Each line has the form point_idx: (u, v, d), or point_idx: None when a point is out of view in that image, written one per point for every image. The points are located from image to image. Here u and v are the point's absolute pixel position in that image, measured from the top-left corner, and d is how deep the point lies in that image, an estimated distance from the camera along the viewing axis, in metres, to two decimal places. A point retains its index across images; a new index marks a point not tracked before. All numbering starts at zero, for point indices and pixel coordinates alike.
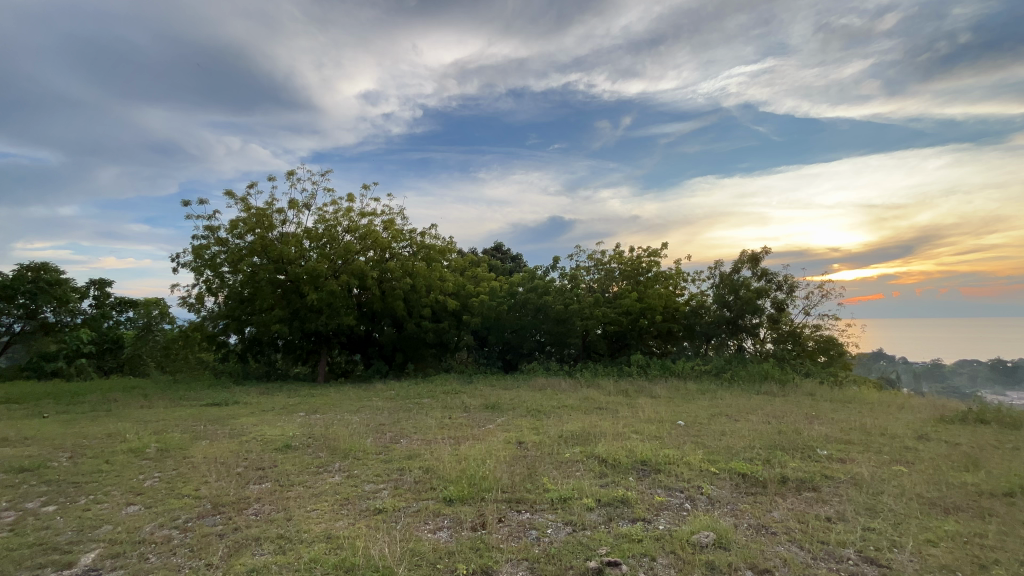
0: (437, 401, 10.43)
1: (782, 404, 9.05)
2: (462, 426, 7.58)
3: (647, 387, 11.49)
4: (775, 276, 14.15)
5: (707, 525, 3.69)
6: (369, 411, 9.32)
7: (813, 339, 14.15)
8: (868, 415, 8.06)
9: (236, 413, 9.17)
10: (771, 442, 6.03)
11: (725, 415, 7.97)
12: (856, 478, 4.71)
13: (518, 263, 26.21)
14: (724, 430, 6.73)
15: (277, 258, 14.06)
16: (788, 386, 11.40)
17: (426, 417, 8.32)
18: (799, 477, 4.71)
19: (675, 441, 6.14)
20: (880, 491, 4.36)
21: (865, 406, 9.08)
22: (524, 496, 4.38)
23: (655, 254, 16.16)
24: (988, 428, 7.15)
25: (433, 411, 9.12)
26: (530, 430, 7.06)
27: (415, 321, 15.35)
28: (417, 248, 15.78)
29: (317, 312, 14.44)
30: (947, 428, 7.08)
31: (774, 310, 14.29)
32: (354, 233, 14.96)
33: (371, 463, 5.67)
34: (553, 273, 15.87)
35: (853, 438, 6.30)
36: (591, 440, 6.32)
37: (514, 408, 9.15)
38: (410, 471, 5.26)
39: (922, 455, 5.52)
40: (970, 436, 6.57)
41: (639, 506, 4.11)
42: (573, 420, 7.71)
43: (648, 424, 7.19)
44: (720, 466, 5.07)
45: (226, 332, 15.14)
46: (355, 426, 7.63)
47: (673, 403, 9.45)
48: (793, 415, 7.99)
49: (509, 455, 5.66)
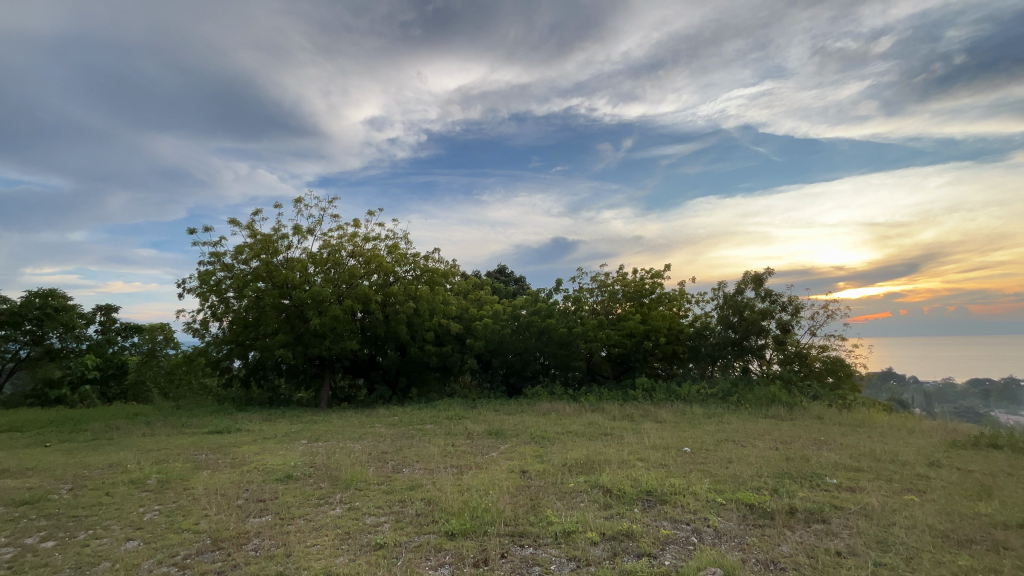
0: (440, 427, 10.36)
1: (790, 429, 8.91)
2: (464, 454, 7.52)
3: (652, 412, 11.35)
4: (779, 297, 14.11)
5: (715, 560, 3.61)
6: (372, 438, 9.27)
7: (820, 359, 14.03)
8: (878, 440, 7.94)
9: (239, 440, 9.15)
10: (779, 470, 5.94)
11: (731, 441, 7.88)
12: (866, 509, 4.62)
13: (521, 286, 26.27)
14: (732, 457, 6.65)
15: (282, 283, 14.13)
16: (796, 410, 11.23)
17: (428, 445, 8.26)
18: (808, 508, 4.61)
19: (681, 469, 6.06)
20: (892, 523, 4.26)
21: (875, 430, 8.93)
22: (527, 529, 4.31)
23: (659, 275, 16.21)
24: (1001, 453, 7.00)
25: (436, 438, 9.04)
26: (533, 459, 6.98)
27: (418, 345, 15.29)
28: (420, 271, 15.90)
29: (321, 336, 14.45)
30: (959, 453, 6.93)
31: (780, 331, 14.20)
32: (359, 258, 15.14)
33: (372, 494, 5.60)
34: (556, 295, 15.90)
35: (862, 465, 6.20)
36: (596, 469, 6.23)
37: (518, 434, 9.08)
38: (412, 503, 5.19)
39: (934, 483, 5.41)
40: (983, 463, 6.44)
41: (644, 539, 4.03)
42: (577, 447, 7.62)
43: (654, 451, 7.10)
44: (726, 496, 4.99)
45: (230, 357, 15.14)
46: (358, 455, 7.58)
47: (679, 428, 9.32)
48: (801, 440, 7.89)
49: (513, 485, 5.59)
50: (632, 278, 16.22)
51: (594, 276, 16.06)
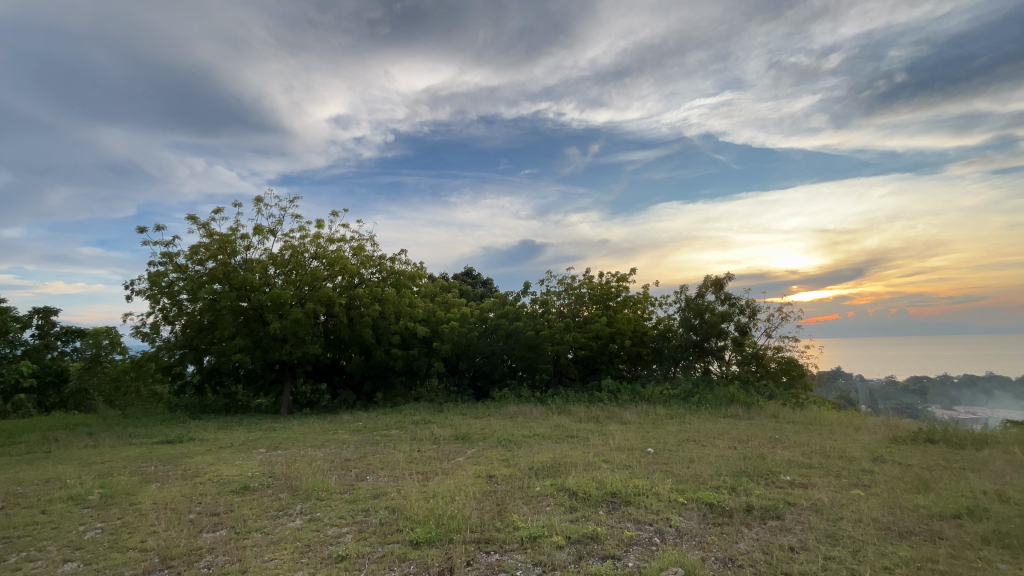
0: (405, 432, 10.19)
1: (748, 428, 9.25)
2: (430, 460, 7.43)
3: (617, 413, 11.55)
4: (738, 300, 14.63)
5: (676, 560, 3.69)
6: (334, 445, 9.02)
7: (775, 360, 14.62)
8: (829, 437, 8.34)
9: (192, 450, 8.73)
10: (738, 469, 6.15)
11: (693, 441, 8.10)
12: (817, 504, 4.83)
13: (488, 288, 26.36)
14: (692, 457, 6.86)
15: (240, 285, 13.60)
16: (753, 409, 11.69)
17: (393, 451, 8.09)
18: (764, 505, 4.79)
19: (645, 470, 6.19)
20: (840, 517, 4.49)
21: (825, 428, 9.37)
22: (493, 535, 4.29)
23: (624, 279, 16.53)
24: (937, 447, 7.49)
25: (400, 444, 8.89)
26: (500, 463, 6.96)
27: (384, 348, 15.00)
28: (386, 274, 15.67)
29: (281, 340, 13.97)
30: (900, 449, 7.36)
31: (738, 333, 14.71)
32: (322, 259, 14.73)
33: (335, 504, 5.45)
34: (524, 298, 15.96)
35: (814, 461, 6.50)
36: (562, 472, 6.25)
37: (484, 438, 9.04)
38: (376, 512, 5.08)
39: (878, 478, 5.74)
40: (921, 457, 6.87)
41: (608, 541, 4.09)
42: (543, 450, 7.66)
43: (619, 453, 7.23)
44: (688, 496, 5.11)
45: (183, 362, 14.47)
46: (319, 463, 7.37)
47: (643, 429, 9.50)
48: (757, 439, 8.20)
49: (479, 491, 5.55)
50: (598, 281, 16.47)
51: (561, 278, 16.21)
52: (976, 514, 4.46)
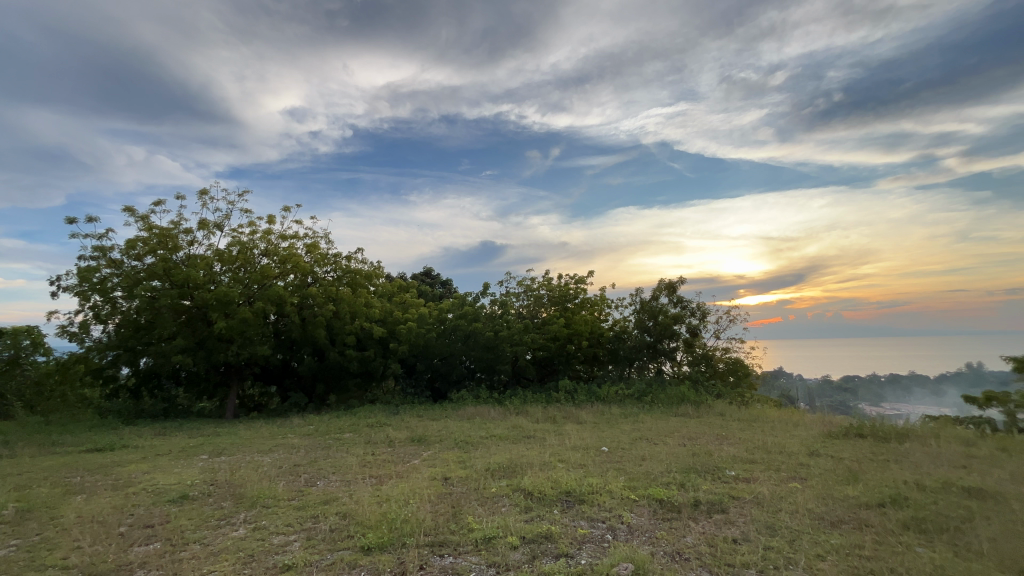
0: (359, 435, 9.93)
1: (697, 426, 9.62)
2: (384, 463, 7.27)
3: (573, 413, 11.72)
4: (689, 303, 15.19)
5: (626, 556, 3.77)
6: (283, 450, 8.66)
7: (723, 360, 15.26)
8: (771, 433, 8.79)
9: (125, 459, 8.14)
10: (687, 465, 6.37)
11: (645, 439, 8.34)
12: (758, 497, 5.08)
13: (447, 289, 26.13)
14: (644, 455, 7.05)
15: (182, 282, 12.84)
16: (702, 407, 12.16)
17: (346, 455, 7.86)
18: (710, 500, 4.99)
19: (599, 469, 6.30)
20: (779, 509, 4.74)
21: (767, 425, 9.88)
22: (447, 538, 4.25)
23: (582, 281, 16.82)
24: (865, 441, 8.06)
25: (354, 447, 8.65)
26: (456, 465, 6.91)
27: (338, 349, 14.55)
28: (341, 273, 15.24)
29: (227, 341, 13.30)
30: (833, 443, 7.87)
31: (689, 334, 15.27)
32: (273, 256, 14.14)
33: (282, 511, 5.23)
34: (483, 299, 15.95)
35: (756, 457, 6.83)
36: (517, 473, 6.28)
37: (441, 440, 8.95)
38: (326, 518, 4.92)
39: (813, 471, 6.11)
40: (851, 450, 7.37)
41: (562, 540, 4.14)
42: (500, 451, 7.66)
43: (574, 452, 7.34)
44: (639, 493, 5.26)
45: (117, 365, 13.51)
46: (266, 469, 7.05)
47: (598, 428, 9.70)
48: (705, 436, 8.54)
49: (434, 493, 5.48)
50: (557, 283, 16.69)
51: (520, 280, 16.29)
52: (897, 503, 4.83)
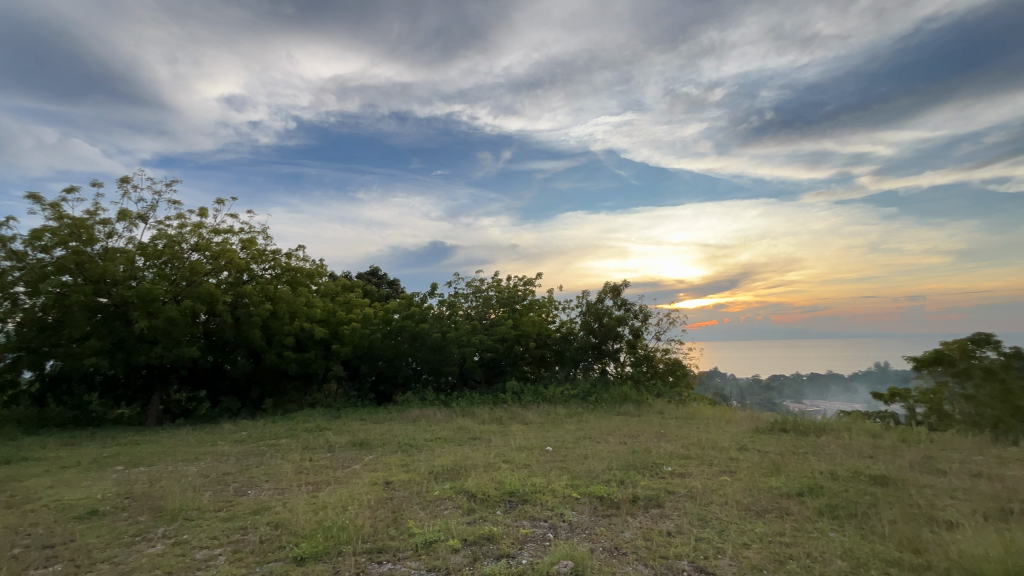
0: (296, 441, 9.47)
1: (637, 424, 9.97)
2: (322, 469, 6.98)
3: (519, 414, 11.79)
4: (632, 306, 15.72)
5: (567, 553, 3.82)
6: (211, 458, 8.10)
7: (663, 361, 15.87)
8: (705, 430, 9.26)
9: (22, 473, 7.29)
10: (627, 462, 6.58)
11: (588, 438, 8.53)
12: (692, 491, 5.33)
13: (394, 289, 25.57)
14: (587, 453, 7.21)
15: (97, 278, 11.76)
16: (643, 406, 12.61)
17: (281, 462, 7.48)
18: (647, 495, 5.17)
19: (543, 468, 6.37)
20: (710, 501, 4.99)
21: (702, 422, 10.39)
22: (386, 544, 4.13)
23: (530, 283, 16.98)
24: (787, 435, 8.67)
25: (290, 453, 8.24)
26: (398, 468, 6.75)
27: (275, 351, 13.85)
28: (280, 271, 14.49)
29: (150, 342, 12.30)
30: (760, 438, 8.40)
31: (632, 336, 15.80)
32: (204, 252, 13.23)
33: (207, 523, 4.89)
34: (431, 299, 15.72)
35: (691, 453, 7.17)
36: (462, 475, 6.23)
37: (383, 444, 8.71)
38: (257, 529, 4.65)
39: (742, 464, 6.49)
40: (775, 444, 7.91)
41: (504, 541, 4.13)
42: (445, 454, 7.57)
43: (519, 452, 7.38)
44: (581, 491, 5.35)
45: (17, 368, 12.16)
46: (190, 479, 6.57)
47: (543, 428, 9.82)
48: (644, 434, 8.86)
49: (375, 498, 5.32)
50: (506, 284, 16.76)
51: (469, 281, 16.19)
52: (814, 491, 5.21)
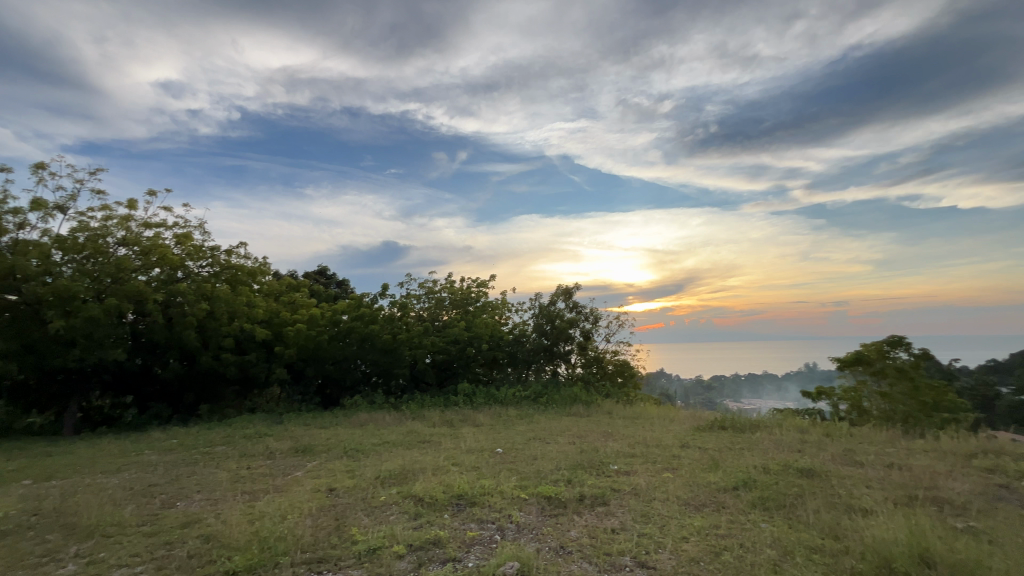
0: (233, 448, 8.95)
1: (586, 424, 10.17)
2: (260, 477, 6.63)
3: (470, 416, 11.73)
4: (583, 308, 16.04)
5: (513, 554, 3.83)
6: (135, 469, 7.50)
7: (612, 362, 16.25)
8: (650, 429, 9.58)
9: None
10: (575, 462, 6.69)
11: (538, 439, 8.61)
12: (635, 488, 5.49)
13: (343, 289, 24.79)
14: (536, 454, 7.27)
15: (5, 273, 10.64)
16: (592, 406, 12.89)
17: (215, 471, 7.04)
18: (593, 494, 5.28)
19: (492, 470, 6.36)
20: (652, 498, 5.16)
21: (648, 421, 10.74)
22: (328, 553, 3.99)
23: (484, 284, 16.95)
24: (725, 432, 9.13)
25: (225, 461, 7.77)
26: (343, 474, 6.52)
27: (212, 354, 13.05)
28: (219, 268, 13.66)
29: (67, 344, 11.27)
30: (701, 436, 8.78)
31: (583, 338, 16.10)
32: (133, 246, 12.27)
33: (128, 540, 4.52)
34: (381, 300, 15.33)
35: (636, 451, 7.39)
36: (409, 479, 6.10)
37: (328, 449, 8.40)
38: (185, 543, 4.35)
39: (683, 461, 6.76)
40: (714, 441, 8.30)
41: (451, 544, 4.09)
42: (393, 458, 7.39)
43: (469, 455, 7.33)
44: (529, 491, 5.39)
45: None
46: (111, 492, 6.05)
47: (494, 430, 9.82)
48: (593, 434, 9.06)
49: (317, 506, 5.12)
50: (459, 286, 16.63)
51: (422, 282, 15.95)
52: (748, 485, 5.51)
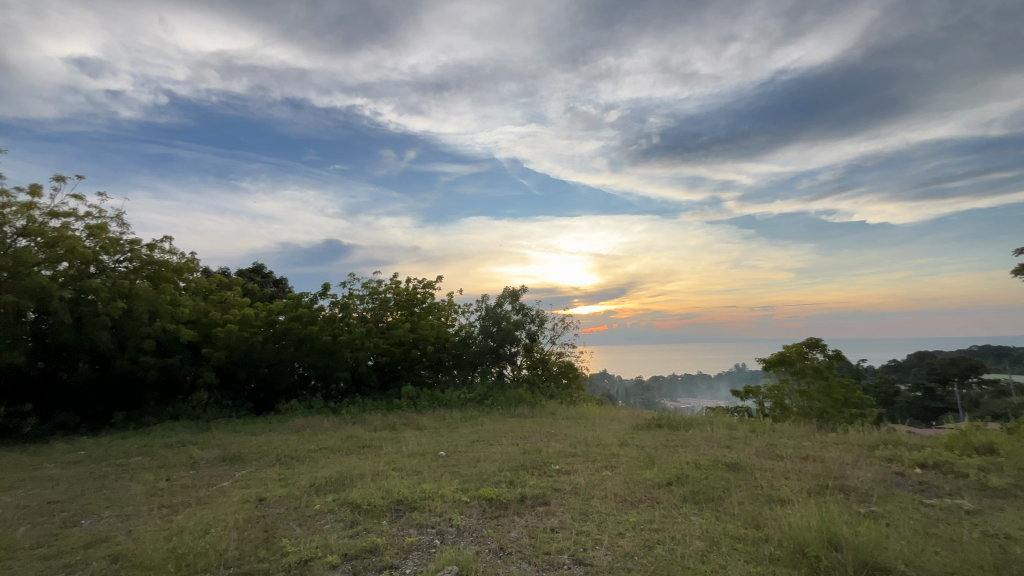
0: (151, 458, 8.26)
1: (530, 425, 10.27)
2: (182, 490, 6.16)
3: (414, 419, 11.51)
4: (529, 310, 16.20)
5: (452, 558, 3.79)
6: (32, 485, 6.73)
7: (557, 363, 16.49)
8: (591, 428, 9.84)
9: None
10: (517, 463, 6.73)
11: (482, 441, 8.59)
12: (575, 487, 5.61)
13: (281, 289, 23.61)
14: (479, 456, 7.24)
15: None
16: (536, 408, 13.05)
17: (129, 484, 6.46)
18: (535, 494, 5.33)
19: (434, 474, 6.27)
20: (591, 496, 5.28)
21: (589, 421, 11.02)
22: (254, 567, 3.78)
23: (430, 285, 16.68)
24: (661, 430, 9.54)
25: (141, 473, 7.15)
26: (275, 483, 6.19)
27: (129, 356, 12.01)
28: (139, 264, 12.52)
29: None
30: (639, 434, 9.13)
31: (528, 340, 16.23)
32: (35, 237, 11.05)
33: (20, 564, 4.04)
34: (321, 300, 14.71)
35: (577, 450, 7.55)
36: (347, 485, 5.89)
37: (260, 456, 7.94)
38: (89, 565, 3.95)
39: (621, 459, 6.99)
40: (650, 439, 8.65)
41: (388, 551, 3.98)
42: (330, 464, 7.11)
43: (411, 459, 7.18)
44: (470, 494, 5.35)
45: None
46: (0, 512, 5.39)
47: (437, 433, 9.69)
48: (536, 434, 9.17)
49: (244, 518, 4.82)
50: (404, 286, 16.26)
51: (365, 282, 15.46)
52: (680, 480, 5.78)
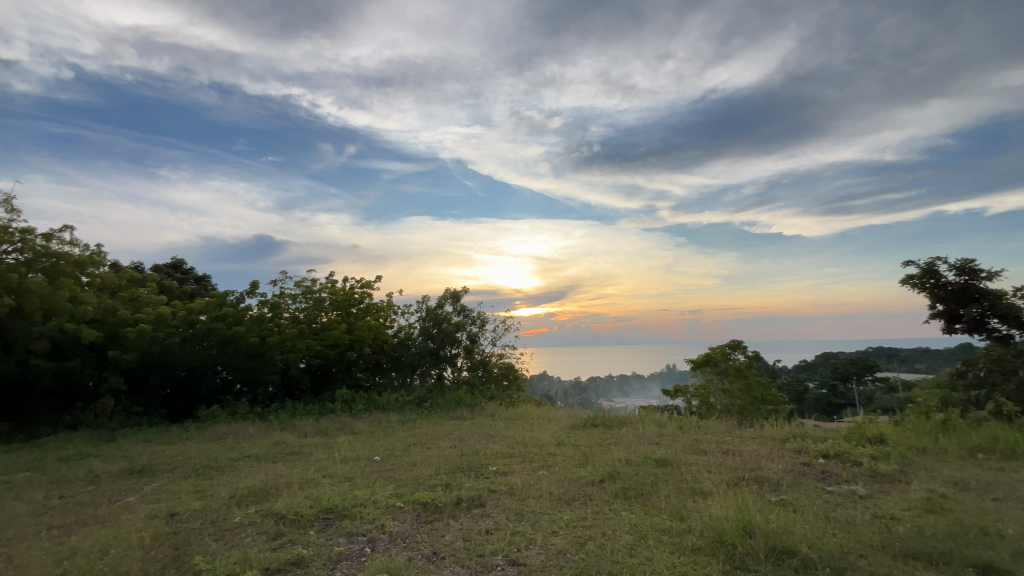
0: (42, 474, 7.36)
1: (469, 427, 10.22)
2: (78, 508, 5.54)
3: (348, 424, 11.09)
4: (471, 312, 16.14)
5: (383, 566, 3.68)
6: None
7: (498, 365, 16.53)
8: (530, 429, 9.96)
9: None
10: (455, 466, 6.66)
11: (419, 444, 8.43)
12: (511, 488, 5.64)
13: (203, 286, 21.94)
14: (415, 460, 7.09)
15: None
16: (476, 409, 13.01)
17: (13, 503, 5.72)
18: (471, 496, 5.30)
19: (367, 480, 6.06)
20: (527, 496, 5.33)
21: (527, 422, 11.14)
22: None
23: (368, 285, 16.16)
24: (596, 429, 9.84)
25: (28, 491, 6.36)
26: (190, 496, 5.72)
27: (17, 359, 10.80)
28: (32, 255, 11.03)
29: None
30: (575, 433, 9.36)
31: (469, 342, 16.13)
32: None
33: None
34: (249, 300, 13.80)
35: (515, 451, 7.61)
36: (272, 495, 5.56)
37: (174, 467, 7.32)
38: None
39: (558, 458, 7.12)
40: (586, 438, 8.90)
41: (314, 563, 3.80)
42: (254, 473, 6.67)
43: (343, 465, 6.91)
44: (404, 499, 5.23)
45: None
46: None
47: (373, 438, 9.39)
48: (474, 436, 9.14)
49: (152, 535, 4.41)
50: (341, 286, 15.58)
51: (298, 281, 14.70)
52: (612, 477, 5.97)
